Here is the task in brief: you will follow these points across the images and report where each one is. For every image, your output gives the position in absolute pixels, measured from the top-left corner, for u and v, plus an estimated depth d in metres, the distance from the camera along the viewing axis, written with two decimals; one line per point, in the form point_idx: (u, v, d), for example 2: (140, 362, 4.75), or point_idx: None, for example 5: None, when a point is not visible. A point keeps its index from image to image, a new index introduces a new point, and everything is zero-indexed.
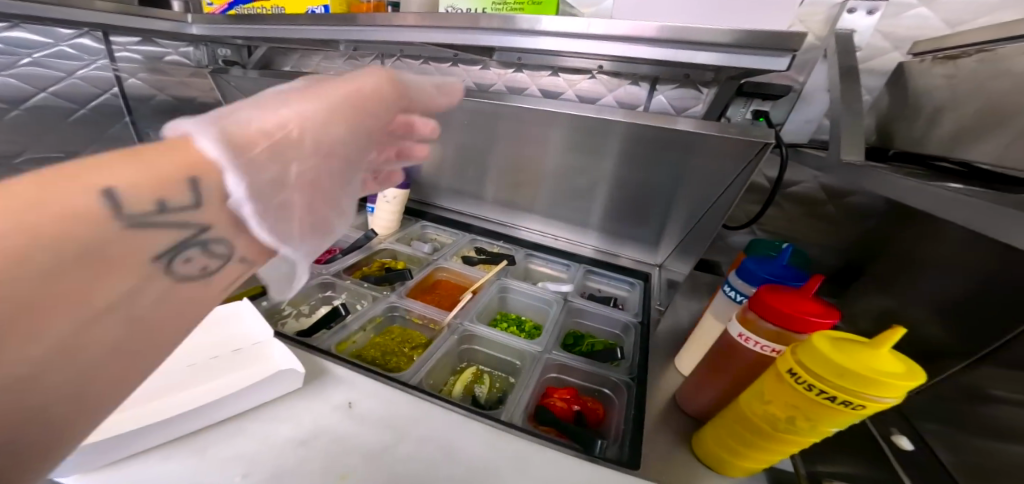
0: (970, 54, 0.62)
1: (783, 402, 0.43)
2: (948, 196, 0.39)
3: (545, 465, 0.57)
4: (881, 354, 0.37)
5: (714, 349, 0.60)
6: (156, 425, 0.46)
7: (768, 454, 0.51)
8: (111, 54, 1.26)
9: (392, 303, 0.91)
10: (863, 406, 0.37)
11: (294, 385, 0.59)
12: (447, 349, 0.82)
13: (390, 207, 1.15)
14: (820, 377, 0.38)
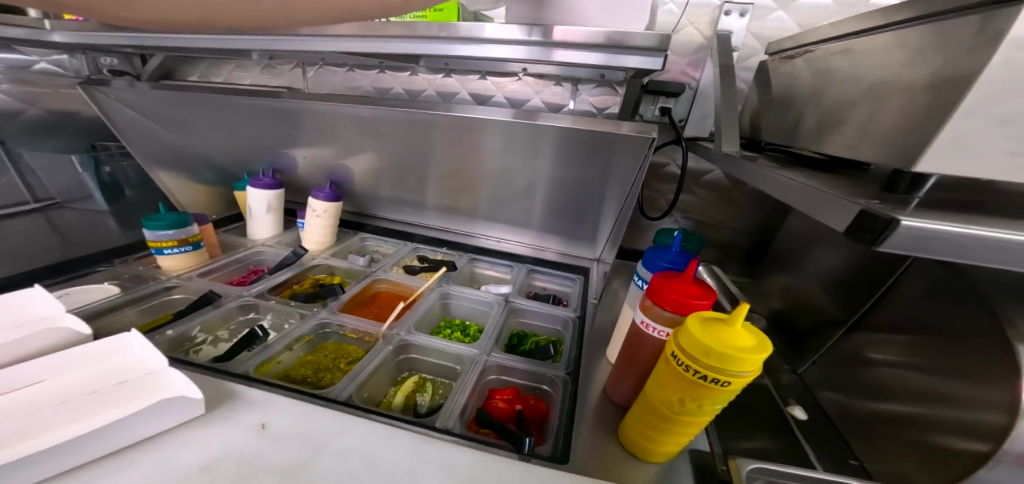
0: (799, 55, 0.74)
1: (674, 386, 0.48)
2: (787, 184, 0.50)
3: (469, 462, 0.56)
4: (736, 331, 0.44)
5: (628, 339, 0.64)
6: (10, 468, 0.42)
7: (677, 437, 0.53)
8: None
9: (323, 319, 0.88)
10: (729, 379, 0.42)
11: (189, 415, 0.56)
12: (383, 360, 0.80)
13: (319, 222, 1.11)
14: (692, 357, 0.43)
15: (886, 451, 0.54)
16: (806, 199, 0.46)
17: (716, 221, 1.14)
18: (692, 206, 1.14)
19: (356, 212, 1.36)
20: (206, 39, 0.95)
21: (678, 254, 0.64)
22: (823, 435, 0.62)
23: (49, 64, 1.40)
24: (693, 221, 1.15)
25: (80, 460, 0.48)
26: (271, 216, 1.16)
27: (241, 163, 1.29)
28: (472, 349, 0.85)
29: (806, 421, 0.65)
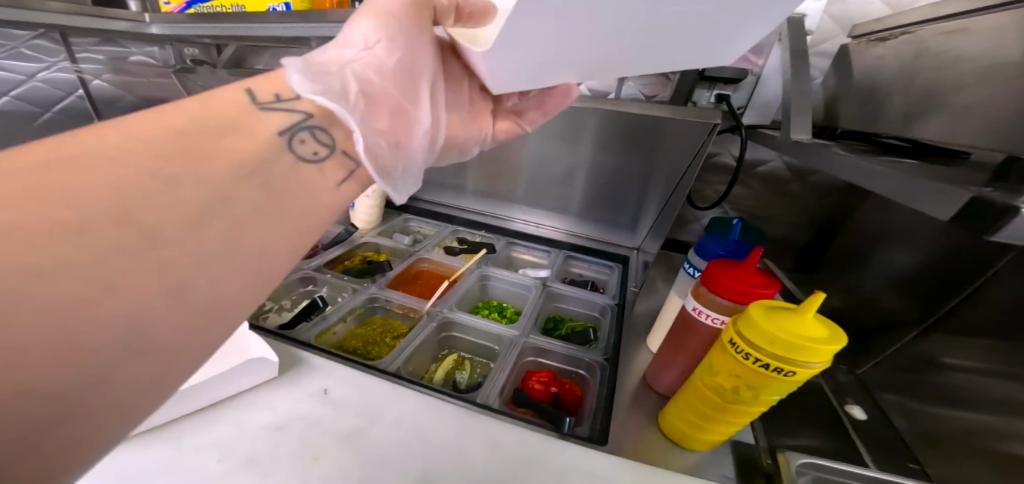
0: (896, 35, 0.66)
1: (727, 373, 0.46)
2: (867, 168, 0.44)
3: (512, 440, 0.58)
4: (807, 319, 0.41)
5: (675, 326, 0.63)
6: None
7: (724, 426, 0.52)
8: (71, 54, 1.23)
9: (371, 295, 0.93)
10: (794, 371, 0.40)
11: (265, 376, 0.62)
12: (425, 337, 0.84)
13: (367, 204, 1.17)
14: (753, 345, 0.42)
15: (957, 461, 0.54)
16: (888, 185, 0.40)
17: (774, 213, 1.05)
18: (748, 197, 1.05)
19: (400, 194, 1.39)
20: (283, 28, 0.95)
21: (731, 246, 0.62)
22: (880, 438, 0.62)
23: (141, 57, 1.27)
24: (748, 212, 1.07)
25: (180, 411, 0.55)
26: None
27: None
28: (509, 331, 0.87)
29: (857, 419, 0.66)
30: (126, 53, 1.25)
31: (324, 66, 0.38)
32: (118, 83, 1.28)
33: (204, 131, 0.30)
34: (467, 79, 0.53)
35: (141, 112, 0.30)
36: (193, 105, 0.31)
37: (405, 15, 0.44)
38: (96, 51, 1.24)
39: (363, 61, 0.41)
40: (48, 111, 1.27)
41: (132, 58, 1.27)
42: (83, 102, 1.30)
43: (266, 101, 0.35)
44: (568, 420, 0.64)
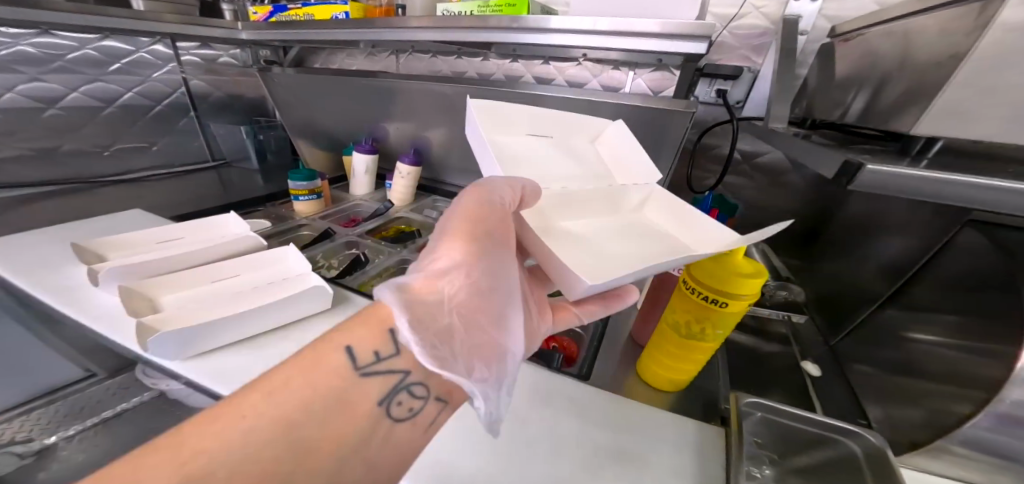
0: (850, 38, 0.76)
1: (681, 310, 0.57)
2: (804, 146, 0.60)
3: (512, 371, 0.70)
4: (740, 262, 0.51)
5: (654, 284, 0.74)
6: (206, 327, 0.55)
7: (684, 364, 0.62)
8: (178, 58, 1.54)
9: (401, 257, 1.02)
10: (728, 302, 0.51)
11: (320, 308, 0.67)
12: None
13: (403, 183, 1.34)
14: (698, 281, 0.53)
15: (901, 424, 0.63)
16: (813, 157, 0.57)
17: (777, 199, 1.10)
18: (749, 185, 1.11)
19: (431, 178, 1.57)
20: (342, 32, 1.13)
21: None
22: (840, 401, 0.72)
23: (227, 58, 1.68)
24: (750, 200, 1.13)
25: (251, 331, 0.61)
26: (368, 176, 1.42)
27: (347, 134, 1.54)
28: None
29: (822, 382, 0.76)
30: (216, 55, 1.65)
31: (428, 305, 0.45)
32: (210, 82, 1.65)
33: (328, 405, 0.42)
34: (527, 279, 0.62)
35: (283, 369, 0.42)
36: (323, 344, 0.45)
37: (485, 234, 0.52)
38: (194, 53, 1.58)
39: (458, 299, 0.47)
40: (159, 104, 1.54)
41: (220, 59, 1.67)
42: (185, 97, 1.60)
43: (367, 364, 0.44)
44: (558, 360, 0.76)
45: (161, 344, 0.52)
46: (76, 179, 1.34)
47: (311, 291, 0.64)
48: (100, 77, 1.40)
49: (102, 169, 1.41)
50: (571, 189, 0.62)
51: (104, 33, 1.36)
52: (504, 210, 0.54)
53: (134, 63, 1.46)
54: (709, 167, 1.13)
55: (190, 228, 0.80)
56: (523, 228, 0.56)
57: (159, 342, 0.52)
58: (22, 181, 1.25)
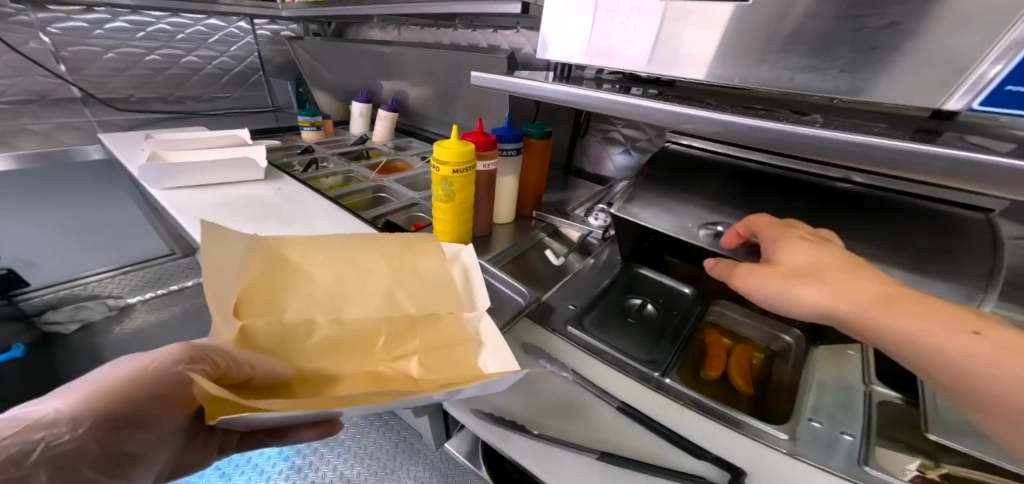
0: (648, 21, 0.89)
1: (437, 180, 0.67)
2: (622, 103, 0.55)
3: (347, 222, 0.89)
4: (452, 142, 0.65)
5: (485, 183, 0.76)
6: (174, 168, 0.92)
7: (458, 221, 0.72)
8: (254, 32, 2.07)
9: (348, 168, 1.31)
10: (438, 169, 0.66)
11: (254, 175, 1.03)
12: (362, 188, 1.15)
13: (382, 124, 1.70)
14: (445, 156, 0.64)
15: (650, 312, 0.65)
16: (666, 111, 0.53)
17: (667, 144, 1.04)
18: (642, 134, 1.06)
19: (414, 126, 1.89)
20: (334, 7, 1.50)
21: (512, 130, 0.78)
22: (636, 289, 0.71)
23: (287, 31, 2.18)
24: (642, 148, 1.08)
25: (206, 180, 0.97)
26: (363, 119, 1.81)
27: (355, 89, 1.94)
28: (410, 194, 1.13)
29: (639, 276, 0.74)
30: (280, 29, 2.16)
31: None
32: (276, 50, 2.19)
33: None
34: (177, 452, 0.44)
35: None
36: None
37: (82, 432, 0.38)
38: (266, 28, 2.10)
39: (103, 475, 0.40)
40: (240, 65, 2.09)
41: (282, 32, 2.17)
42: (257, 60, 2.15)
43: None
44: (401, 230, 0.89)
45: (146, 170, 0.89)
46: (189, 112, 1.97)
47: (245, 160, 1.00)
48: (204, 45, 1.95)
49: (203, 108, 2.03)
50: (301, 292, 0.52)
51: (209, 14, 1.89)
52: (32, 477, 0.34)
53: (227, 35, 2.00)
54: (603, 119, 1.12)
55: (208, 132, 1.23)
56: (126, 447, 0.39)
57: (146, 169, 0.88)
58: (156, 110, 1.90)
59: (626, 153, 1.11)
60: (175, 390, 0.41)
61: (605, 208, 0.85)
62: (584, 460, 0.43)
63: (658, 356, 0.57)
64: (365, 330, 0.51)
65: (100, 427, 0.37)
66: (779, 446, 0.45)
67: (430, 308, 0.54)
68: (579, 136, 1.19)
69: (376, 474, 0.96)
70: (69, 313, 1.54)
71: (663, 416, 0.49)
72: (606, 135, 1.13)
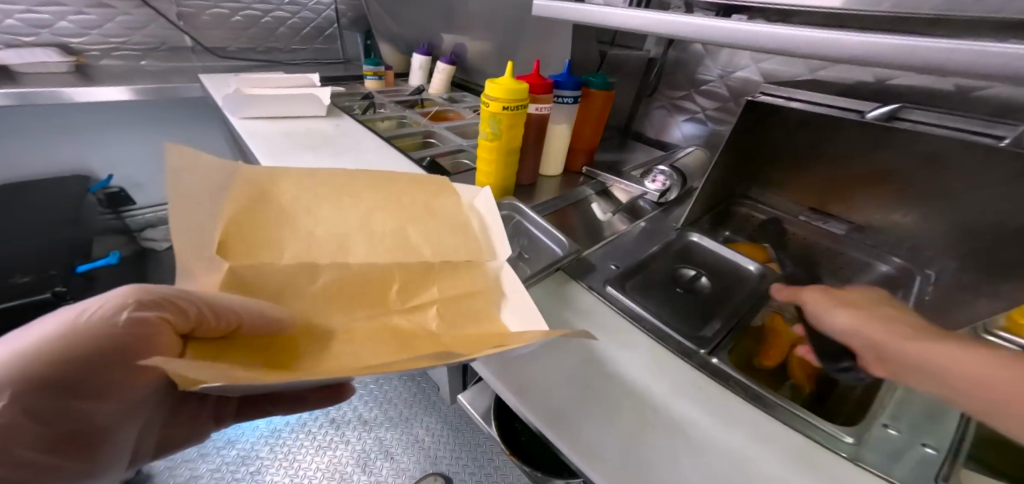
0: None
1: (485, 116, 0.64)
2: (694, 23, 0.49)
3: (394, 160, 0.90)
4: (506, 78, 0.62)
5: (536, 129, 0.71)
6: (248, 99, 0.97)
7: (500, 163, 0.69)
8: None
9: (402, 114, 1.33)
10: (487, 106, 0.63)
11: (317, 111, 1.08)
12: (412, 132, 1.17)
13: (438, 76, 1.68)
14: (495, 91, 0.61)
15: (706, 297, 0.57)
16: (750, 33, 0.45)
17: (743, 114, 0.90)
18: (723, 96, 0.92)
19: (470, 82, 1.86)
20: None
21: (572, 77, 0.72)
22: (691, 258, 0.65)
23: None
24: (719, 113, 0.93)
25: (273, 113, 1.02)
26: (421, 72, 1.80)
27: (416, 41, 1.92)
28: (457, 141, 1.13)
29: (696, 246, 0.67)
30: None
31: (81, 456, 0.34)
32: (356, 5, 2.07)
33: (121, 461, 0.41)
34: (160, 426, 0.40)
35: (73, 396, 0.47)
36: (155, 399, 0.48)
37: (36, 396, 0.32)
38: None
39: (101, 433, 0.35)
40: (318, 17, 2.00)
41: None
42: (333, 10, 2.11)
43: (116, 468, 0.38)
44: (446, 172, 0.88)
45: (227, 99, 0.95)
46: (274, 61, 1.90)
47: (309, 95, 1.04)
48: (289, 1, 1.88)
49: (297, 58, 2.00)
50: (302, 229, 0.47)
51: None
52: None
53: None
54: (678, 78, 0.99)
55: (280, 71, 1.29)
56: (78, 416, 0.33)
57: (227, 97, 0.94)
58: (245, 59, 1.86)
59: (696, 120, 0.98)
60: (124, 345, 0.34)
61: (664, 170, 0.76)
62: (606, 437, 0.38)
63: (704, 331, 0.51)
64: (376, 275, 0.46)
65: (33, 387, 0.31)
66: (829, 444, 0.39)
67: (447, 254, 0.49)
68: (643, 96, 1.07)
69: (390, 422, 1.05)
70: (163, 232, 1.63)
71: (698, 394, 0.44)
72: (673, 102, 1.02)
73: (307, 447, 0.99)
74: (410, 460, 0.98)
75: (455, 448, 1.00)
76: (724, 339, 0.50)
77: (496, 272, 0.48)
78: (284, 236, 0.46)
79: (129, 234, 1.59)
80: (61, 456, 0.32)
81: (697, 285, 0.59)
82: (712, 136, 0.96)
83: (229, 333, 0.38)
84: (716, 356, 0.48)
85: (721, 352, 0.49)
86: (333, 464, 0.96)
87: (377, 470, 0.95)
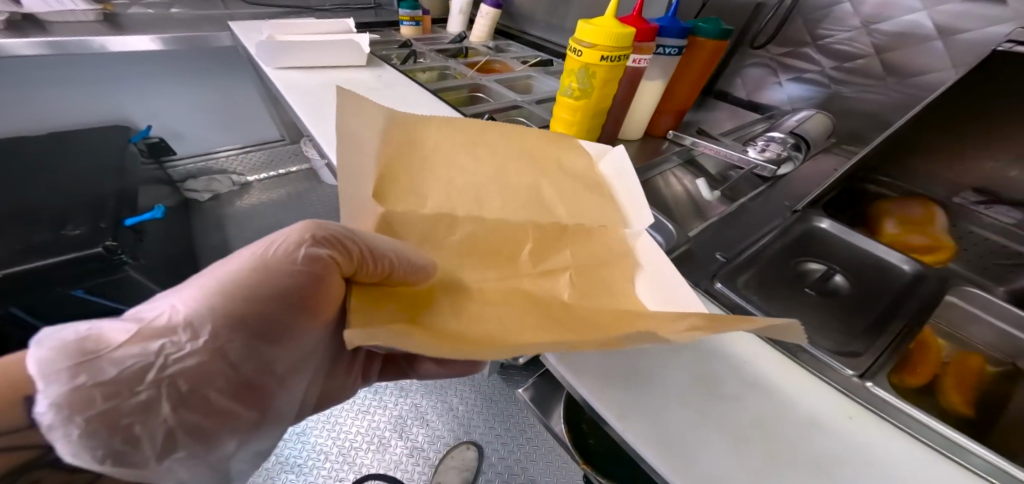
0: None
1: (574, 67, 0.53)
2: None
3: (452, 115, 0.81)
4: (607, 18, 0.50)
5: (629, 87, 0.60)
6: (285, 47, 0.88)
7: (586, 125, 0.59)
8: None
9: (445, 65, 1.20)
10: (580, 54, 0.52)
11: (358, 61, 0.97)
12: (460, 86, 1.06)
13: (482, 21, 1.49)
14: (595, 34, 0.49)
15: (841, 305, 0.50)
16: None
17: (887, 77, 0.76)
18: (861, 52, 0.77)
19: (515, 29, 1.66)
20: None
21: (678, 22, 0.59)
22: (816, 249, 0.57)
23: None
24: (848, 73, 0.79)
25: (312, 63, 0.92)
26: (462, 16, 1.60)
27: None
28: (512, 96, 1.01)
29: (826, 234, 0.59)
30: None
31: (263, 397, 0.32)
32: None
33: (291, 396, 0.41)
34: (322, 377, 0.39)
35: None
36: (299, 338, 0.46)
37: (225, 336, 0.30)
38: None
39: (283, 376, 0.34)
40: None
41: None
42: None
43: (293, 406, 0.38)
44: None
45: (261, 46, 0.85)
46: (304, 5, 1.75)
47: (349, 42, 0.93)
48: None
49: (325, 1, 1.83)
50: (440, 180, 0.43)
51: None
52: (155, 404, 0.26)
53: None
54: (796, 28, 0.83)
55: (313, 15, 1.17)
56: (260, 364, 0.31)
57: (261, 44, 0.85)
58: None
59: (810, 81, 0.84)
60: (305, 283, 0.33)
61: (779, 140, 0.64)
62: (728, 466, 0.31)
63: (856, 345, 0.43)
64: (509, 237, 0.41)
65: (228, 328, 0.30)
66: (979, 470, 0.32)
67: (581, 217, 0.44)
68: (743, 48, 0.90)
69: (424, 389, 1.04)
70: (204, 184, 1.61)
71: (845, 425, 0.35)
72: (778, 59, 0.87)
73: (345, 409, 0.99)
74: (444, 428, 0.97)
75: (489, 420, 1.00)
76: (883, 358, 0.40)
77: (631, 242, 0.42)
78: (420, 183, 0.42)
79: (172, 185, 1.52)
80: (243, 406, 0.30)
81: (832, 284, 0.52)
82: (828, 99, 0.83)
83: (383, 280, 0.34)
84: (871, 380, 0.38)
85: (875, 376, 0.39)
86: (371, 429, 0.97)
87: (413, 436, 0.96)
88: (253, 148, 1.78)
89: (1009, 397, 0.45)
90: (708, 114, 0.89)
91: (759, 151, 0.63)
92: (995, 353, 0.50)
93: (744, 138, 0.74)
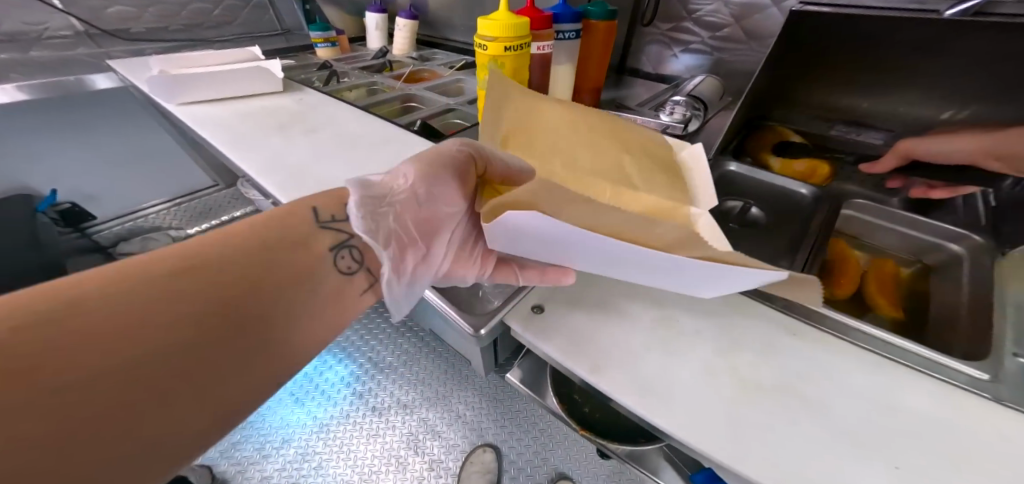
0: None
1: (484, 61, 0.57)
2: None
3: (377, 128, 0.81)
4: (502, 13, 0.54)
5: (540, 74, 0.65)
6: (188, 85, 0.86)
7: None
8: None
9: (371, 80, 1.20)
10: (486, 49, 0.55)
11: (271, 87, 0.96)
12: (391, 99, 1.07)
13: (401, 34, 1.50)
14: (495, 29, 0.53)
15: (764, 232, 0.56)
16: None
17: (749, 40, 0.85)
18: (723, 22, 0.86)
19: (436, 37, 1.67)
20: None
21: (569, 7, 0.64)
22: (733, 190, 0.64)
23: None
24: (722, 40, 0.88)
25: (221, 95, 0.91)
26: (380, 33, 1.59)
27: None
28: (443, 100, 1.03)
29: (736, 176, 0.66)
30: None
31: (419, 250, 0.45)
32: None
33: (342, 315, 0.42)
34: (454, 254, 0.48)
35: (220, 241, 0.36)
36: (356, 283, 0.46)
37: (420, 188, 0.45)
38: None
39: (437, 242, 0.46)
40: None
41: None
42: None
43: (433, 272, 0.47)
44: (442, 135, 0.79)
45: (156, 85, 0.83)
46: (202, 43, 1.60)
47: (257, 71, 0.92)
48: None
49: None
50: (550, 127, 0.56)
51: None
52: (383, 215, 0.42)
53: None
54: (674, 5, 0.91)
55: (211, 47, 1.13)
56: (429, 215, 0.46)
57: (153, 82, 0.82)
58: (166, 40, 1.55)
59: (697, 50, 0.92)
60: (459, 165, 0.48)
61: (682, 101, 0.71)
62: (714, 395, 0.36)
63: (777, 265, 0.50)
64: (587, 179, 0.50)
65: (419, 185, 0.45)
66: (963, 382, 0.35)
67: (653, 185, 0.50)
68: (638, 27, 0.98)
69: (429, 400, 0.84)
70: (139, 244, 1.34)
71: (791, 340, 0.41)
72: (668, 34, 0.94)
73: (356, 442, 0.81)
74: (459, 435, 0.80)
75: (500, 416, 0.83)
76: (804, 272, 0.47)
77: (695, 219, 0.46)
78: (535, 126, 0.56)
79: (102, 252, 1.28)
80: (405, 249, 0.43)
81: (751, 216, 0.58)
82: (714, 64, 0.91)
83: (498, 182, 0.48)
84: None
85: None
86: (387, 450, 0.78)
87: (428, 450, 0.78)
88: (191, 196, 1.60)
89: (919, 296, 0.51)
90: (626, 90, 0.95)
91: (668, 114, 0.70)
92: (904, 254, 0.57)
93: (656, 105, 0.81)
